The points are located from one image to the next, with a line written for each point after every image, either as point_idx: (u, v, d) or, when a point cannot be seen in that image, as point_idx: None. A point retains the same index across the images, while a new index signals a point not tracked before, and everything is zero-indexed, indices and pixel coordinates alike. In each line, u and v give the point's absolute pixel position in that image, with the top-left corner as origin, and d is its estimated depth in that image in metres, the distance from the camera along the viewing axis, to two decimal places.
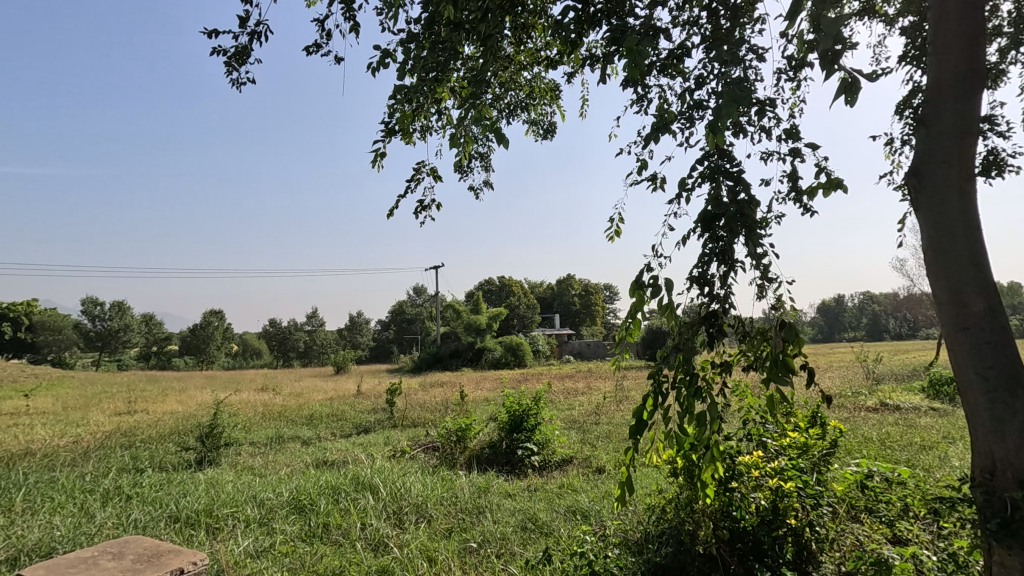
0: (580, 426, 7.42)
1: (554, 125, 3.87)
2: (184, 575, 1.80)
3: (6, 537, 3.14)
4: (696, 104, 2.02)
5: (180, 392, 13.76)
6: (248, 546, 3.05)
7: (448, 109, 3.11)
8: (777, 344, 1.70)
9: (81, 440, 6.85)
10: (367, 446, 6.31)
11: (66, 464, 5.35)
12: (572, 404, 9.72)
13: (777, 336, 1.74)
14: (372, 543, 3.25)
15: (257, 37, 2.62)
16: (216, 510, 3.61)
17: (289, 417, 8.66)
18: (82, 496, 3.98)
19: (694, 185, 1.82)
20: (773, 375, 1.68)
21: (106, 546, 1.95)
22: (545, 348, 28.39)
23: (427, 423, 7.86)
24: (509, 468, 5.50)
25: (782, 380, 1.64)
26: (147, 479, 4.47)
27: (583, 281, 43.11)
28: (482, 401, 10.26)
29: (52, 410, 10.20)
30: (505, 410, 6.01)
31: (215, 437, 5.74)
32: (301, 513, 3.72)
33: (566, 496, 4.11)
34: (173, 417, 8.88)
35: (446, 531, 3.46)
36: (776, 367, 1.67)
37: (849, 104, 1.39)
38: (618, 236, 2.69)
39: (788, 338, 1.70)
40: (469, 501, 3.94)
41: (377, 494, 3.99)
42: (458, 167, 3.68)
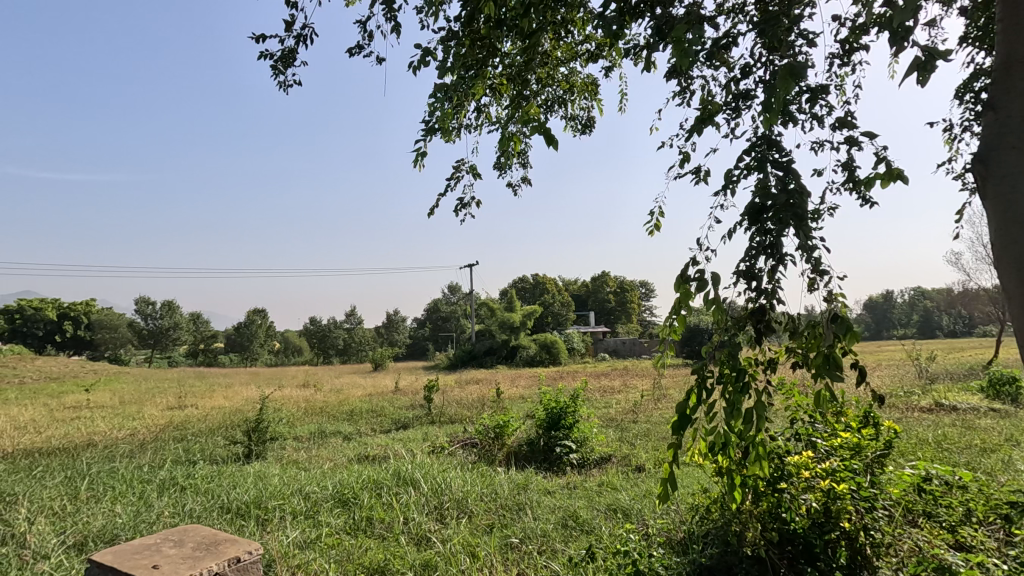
0: (618, 424, 7.36)
1: (592, 121, 3.84)
2: (240, 563, 1.87)
3: (73, 523, 3.32)
4: (742, 95, 1.98)
5: (227, 388, 14.29)
6: (296, 537, 3.14)
7: (488, 105, 3.14)
8: (827, 337, 1.61)
9: (138, 433, 7.19)
10: (406, 442, 6.41)
11: (124, 455, 5.62)
12: (610, 402, 9.66)
13: (827, 330, 1.63)
14: (415, 537, 3.30)
15: (302, 40, 2.70)
16: (264, 503, 3.72)
17: (331, 412, 8.88)
18: (140, 486, 4.18)
19: (740, 176, 1.76)
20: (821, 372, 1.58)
21: (168, 533, 2.03)
22: (580, 346, 28.27)
23: (464, 420, 7.92)
24: (547, 466, 5.49)
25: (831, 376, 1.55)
26: (200, 471, 4.65)
27: (618, 279, 42.69)
28: (519, 398, 10.28)
29: (110, 404, 10.72)
30: (543, 408, 5.99)
31: (260, 431, 5.94)
32: (345, 507, 3.80)
33: (607, 494, 4.07)
34: (221, 411, 9.22)
35: (487, 527, 3.48)
36: (824, 363, 1.58)
37: (923, 82, 1.30)
38: (658, 230, 2.64)
39: (838, 331, 1.59)
40: (509, 497, 3.95)
41: (418, 489, 4.04)
42: (495, 165, 3.71)
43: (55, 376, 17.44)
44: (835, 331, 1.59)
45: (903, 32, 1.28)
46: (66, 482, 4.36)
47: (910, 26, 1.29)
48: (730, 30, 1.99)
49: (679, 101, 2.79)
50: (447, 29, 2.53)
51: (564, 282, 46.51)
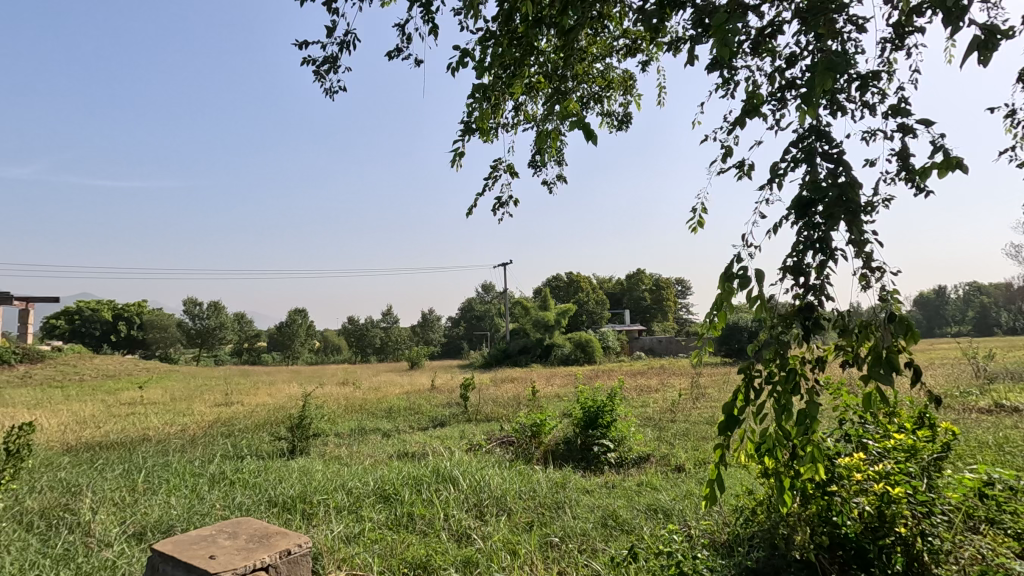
0: (656, 424, 7.25)
1: (629, 116, 3.79)
2: (291, 555, 1.92)
3: (133, 514, 3.49)
4: (788, 84, 1.91)
5: (270, 385, 14.75)
6: (340, 531, 3.20)
7: (525, 104, 3.14)
8: (882, 338, 1.50)
9: (188, 428, 7.49)
10: (444, 439, 6.47)
11: (177, 450, 5.87)
12: (647, 401, 9.52)
13: (882, 331, 1.52)
14: (455, 534, 3.33)
15: (345, 47, 2.78)
16: (309, 497, 3.81)
17: (370, 410, 9.05)
18: (192, 480, 4.35)
19: (788, 169, 1.71)
20: (877, 373, 1.46)
21: (222, 525, 2.11)
22: (615, 344, 28.03)
23: (500, 418, 7.96)
24: (585, 465, 5.46)
25: (886, 379, 1.45)
26: (247, 466, 4.82)
27: (654, 276, 42.13)
28: (555, 396, 10.27)
29: (162, 400, 11.20)
30: (579, 406, 5.96)
31: (304, 427, 6.10)
32: (386, 502, 3.87)
33: (646, 494, 4.02)
34: (265, 409, 9.51)
35: (527, 525, 3.49)
36: (879, 365, 1.48)
37: (981, 63, 1.21)
38: (701, 227, 2.59)
39: (900, 332, 1.44)
40: (547, 496, 3.95)
41: (457, 486, 4.08)
42: (531, 163, 3.72)
43: (111, 374, 18.31)
44: (893, 332, 1.49)
45: (959, 11, 1.21)
46: (124, 475, 4.58)
47: (969, 5, 1.22)
48: (775, 18, 1.93)
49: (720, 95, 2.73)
50: (485, 29, 2.54)
51: (599, 279, 46.12)
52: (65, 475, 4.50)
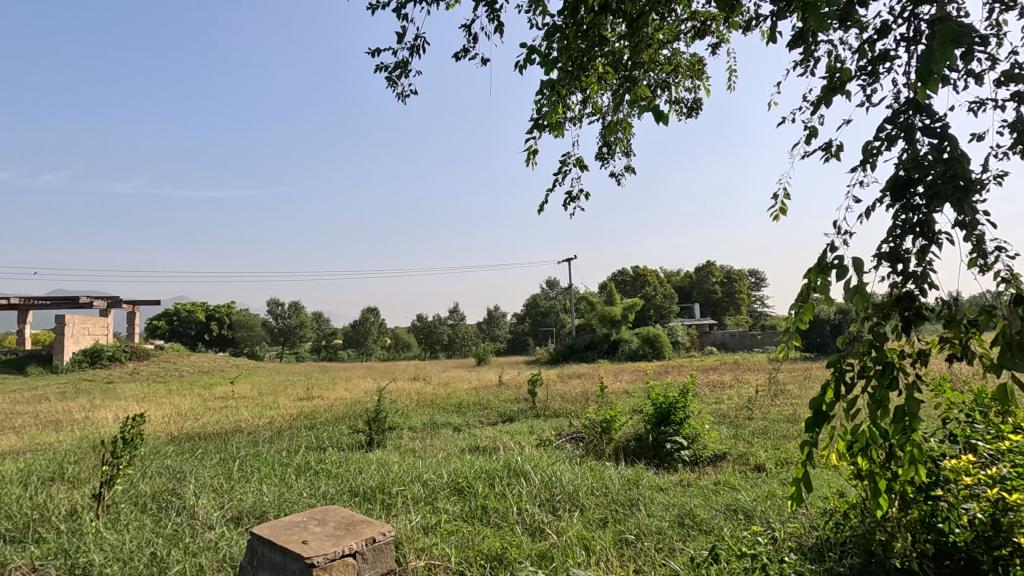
0: (732, 421, 6.96)
1: (699, 102, 3.66)
2: (376, 543, 2.01)
3: (230, 499, 3.77)
4: (879, 57, 1.77)
5: (347, 381, 15.49)
6: (417, 522, 3.31)
7: (593, 96, 3.12)
8: (1011, 324, 1.33)
9: (276, 421, 7.99)
10: (514, 434, 6.53)
11: (266, 441, 6.27)
12: (721, 398, 9.16)
13: (1009, 316, 1.35)
14: (529, 528, 3.35)
15: (415, 51, 2.87)
16: (387, 488, 3.96)
17: (441, 404, 9.29)
18: (281, 469, 4.64)
19: (881, 148, 1.58)
20: (1006, 361, 1.29)
21: (312, 512, 2.22)
22: (685, 339, 27.20)
23: (569, 414, 7.93)
24: (658, 462, 5.34)
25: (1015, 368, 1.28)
26: (329, 457, 5.07)
27: (725, 268, 40.47)
28: (624, 392, 10.11)
29: (251, 395, 11.99)
30: (651, 402, 5.83)
31: (380, 420, 6.34)
32: (460, 495, 3.96)
33: (725, 494, 3.87)
34: (344, 403, 9.98)
35: (601, 522, 3.46)
36: (1008, 352, 1.30)
37: None
38: (783, 214, 2.46)
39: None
40: (620, 493, 3.89)
41: (529, 481, 4.10)
42: (599, 156, 3.68)
43: (206, 370, 19.85)
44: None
45: None
46: (221, 463, 4.94)
47: None
48: None
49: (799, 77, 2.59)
50: (552, 22, 2.55)
51: (666, 273, 44.88)
52: (171, 462, 4.92)
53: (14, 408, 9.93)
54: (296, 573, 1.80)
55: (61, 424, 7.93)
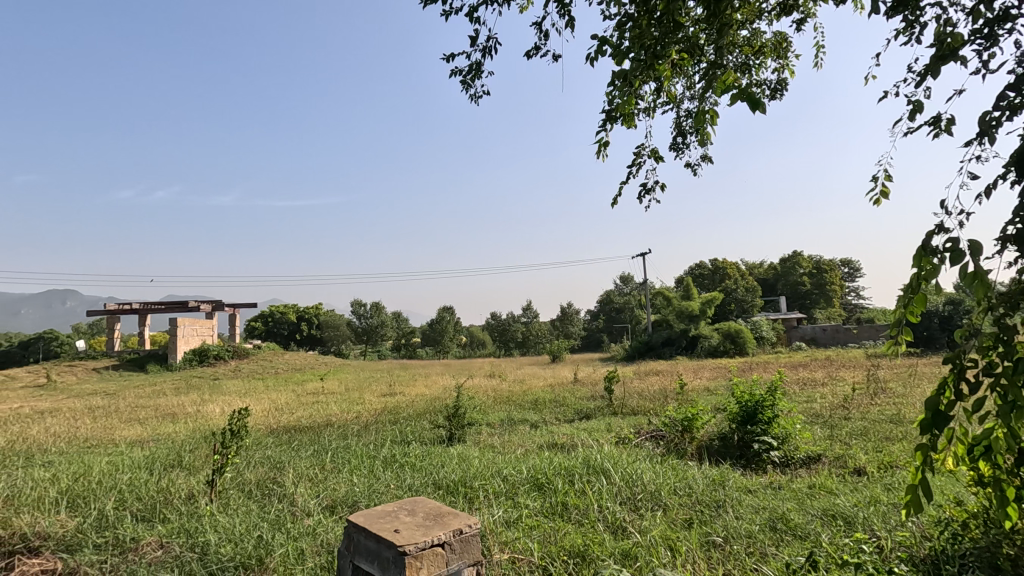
0: (826, 422, 6.52)
1: (784, 83, 3.46)
2: (463, 534, 2.06)
3: (325, 488, 4.02)
4: (998, 18, 1.59)
5: (426, 377, 16.05)
6: (500, 515, 3.37)
7: (669, 83, 3.04)
8: None
9: (362, 415, 8.41)
10: (591, 432, 6.48)
11: (354, 434, 6.63)
12: (813, 396, 8.60)
13: None
14: (611, 526, 3.31)
15: (487, 53, 2.94)
16: (469, 482, 4.06)
17: (517, 401, 9.39)
18: (369, 461, 4.88)
19: (1001, 120, 1.43)
20: None
21: (401, 501, 2.31)
22: (771, 334, 25.79)
23: (647, 411, 7.76)
24: (744, 463, 5.10)
25: None
26: (413, 451, 5.27)
27: (814, 258, 37.89)
28: (705, 390, 9.74)
29: (339, 391, 12.71)
30: (735, 401, 5.58)
31: (459, 416, 6.50)
32: (540, 491, 3.99)
33: (821, 498, 3.63)
34: (424, 399, 10.34)
35: (685, 522, 3.36)
36: None
37: None
38: (886, 196, 2.28)
39: None
40: (705, 494, 3.76)
41: (610, 479, 4.06)
42: (674, 146, 3.59)
43: (298, 368, 21.26)
44: None
45: None
46: (315, 454, 5.27)
47: None
48: None
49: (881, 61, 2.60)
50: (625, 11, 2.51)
51: (748, 264, 42.72)
52: (271, 453, 5.31)
53: (140, 401, 11.11)
54: (390, 560, 1.89)
55: (177, 416, 8.79)
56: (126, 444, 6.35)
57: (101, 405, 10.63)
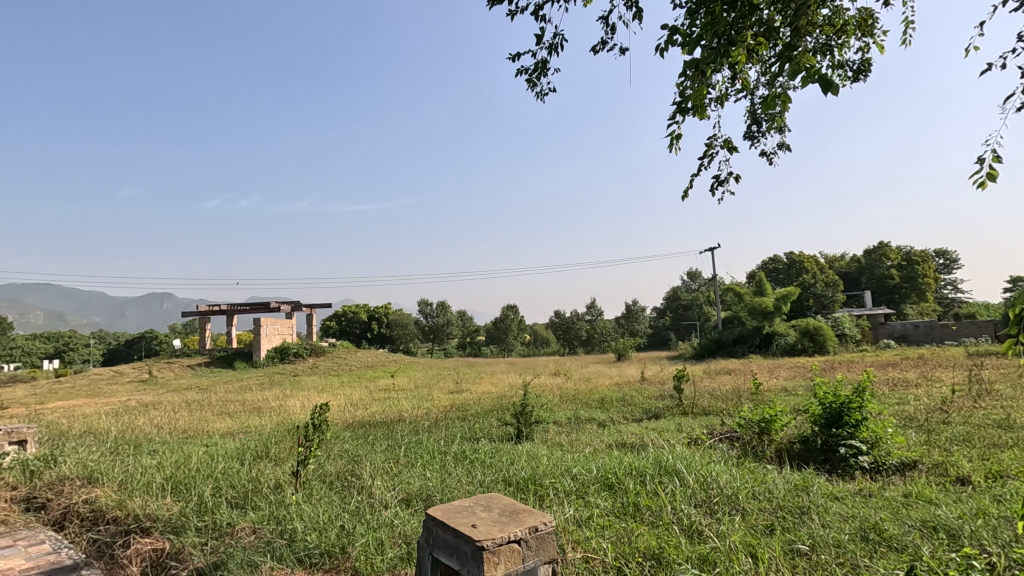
0: (921, 426, 6.03)
1: (870, 62, 3.22)
2: (539, 532, 2.07)
3: (400, 482, 4.16)
4: None
5: (492, 375, 16.29)
6: (571, 514, 3.36)
7: (743, 69, 2.92)
8: None
9: (432, 411, 8.64)
10: (661, 431, 6.33)
11: (425, 430, 6.82)
12: (905, 398, 8.00)
13: None
14: (687, 529, 3.22)
15: (552, 50, 2.93)
16: (539, 479, 4.07)
17: (583, 399, 9.34)
18: (440, 457, 5.00)
19: None
20: None
21: (477, 497, 2.35)
22: (854, 331, 24.20)
23: (721, 412, 7.49)
24: (829, 468, 4.81)
25: None
26: (482, 447, 5.35)
27: (903, 249, 35.09)
28: (783, 391, 9.27)
29: (409, 388, 13.13)
30: (817, 402, 5.27)
31: (527, 414, 6.54)
32: (611, 491, 3.94)
33: (919, 509, 3.37)
34: (491, 396, 10.49)
35: (766, 529, 3.21)
36: None
37: None
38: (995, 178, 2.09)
39: None
40: (787, 499, 3.58)
41: (683, 481, 3.94)
42: (748, 135, 3.44)
43: (370, 365, 22.15)
44: None
45: None
46: (389, 449, 5.46)
47: None
48: None
49: (979, 33, 2.92)
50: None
51: (827, 257, 40.22)
52: (349, 447, 5.55)
53: (230, 396, 11.96)
54: (469, 554, 1.92)
55: (263, 410, 9.38)
56: (219, 436, 6.86)
57: (197, 399, 11.53)
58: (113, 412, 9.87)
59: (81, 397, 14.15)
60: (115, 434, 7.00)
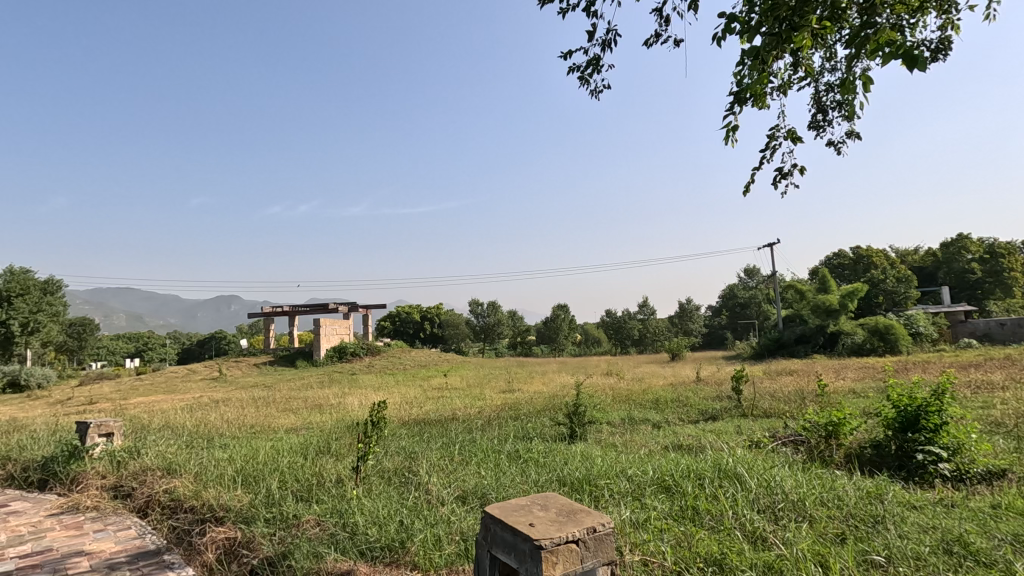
0: (1010, 433, 5.56)
1: (951, 39, 3.00)
2: (597, 532, 2.05)
3: (455, 479, 4.22)
4: None
5: (545, 375, 16.28)
6: (628, 516, 3.31)
7: (807, 55, 2.80)
8: None
9: (486, 410, 8.72)
10: (719, 433, 6.15)
11: (479, 429, 6.89)
12: (991, 402, 7.39)
13: None
14: (750, 536, 3.10)
15: (606, 46, 2.91)
16: (594, 480, 4.04)
17: (637, 400, 9.19)
18: (494, 455, 5.04)
19: None
20: None
21: (534, 496, 2.35)
22: (930, 330, 22.63)
23: (783, 414, 7.19)
24: (904, 476, 4.53)
25: None
26: (536, 447, 5.36)
27: (987, 241, 32.43)
28: (851, 393, 8.78)
29: (462, 387, 13.30)
30: (890, 404, 4.97)
31: (580, 414, 6.49)
32: (668, 493, 3.85)
33: (1010, 521, 3.11)
34: (543, 396, 10.48)
35: (837, 537, 3.05)
36: None
37: None
38: None
39: None
40: (859, 507, 3.39)
41: (745, 485, 3.81)
42: (814, 124, 3.28)
43: (423, 364, 22.57)
44: None
45: None
46: (444, 447, 5.55)
47: None
48: None
49: None
50: None
51: (899, 251, 37.76)
52: (406, 444, 5.69)
53: (293, 393, 12.50)
54: (527, 553, 1.92)
55: (324, 407, 9.74)
56: (284, 431, 7.18)
57: (263, 396, 12.11)
58: (189, 407, 10.51)
59: (160, 394, 15.17)
60: (190, 428, 7.46)
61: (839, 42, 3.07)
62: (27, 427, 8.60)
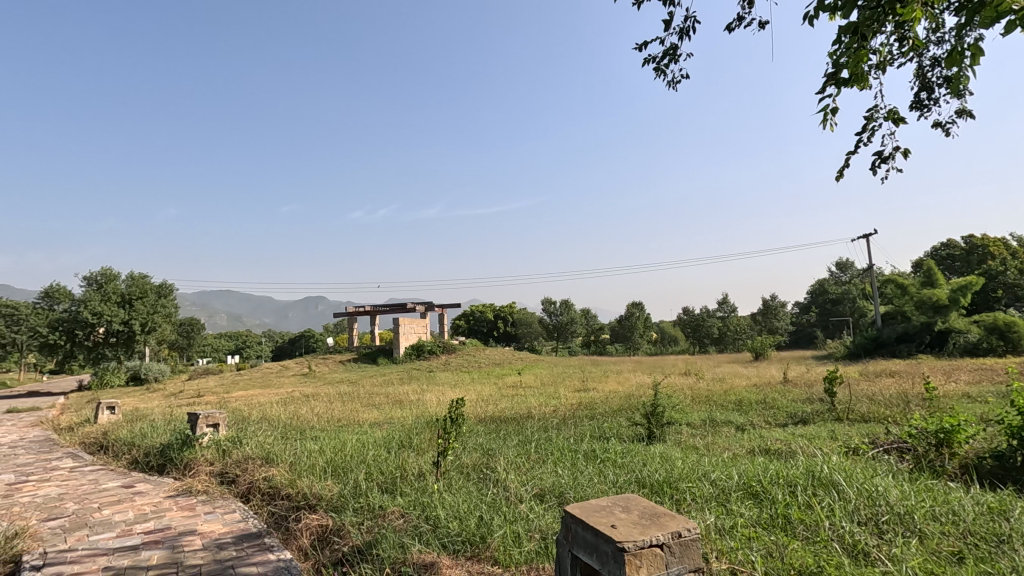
0: None
1: None
2: (682, 537, 1.99)
3: (532, 477, 4.24)
4: None
5: (620, 374, 15.99)
6: (713, 521, 3.18)
7: (909, 26, 2.56)
8: None
9: (561, 409, 8.69)
10: (810, 438, 5.77)
11: (554, 427, 6.89)
12: None
13: None
14: (850, 549, 2.89)
15: (683, 34, 2.82)
16: (675, 483, 3.91)
17: (719, 401, 8.81)
18: (570, 454, 5.02)
19: None
20: None
21: (615, 497, 2.31)
22: None
23: (884, 419, 6.64)
24: None
25: None
26: (614, 447, 5.27)
27: None
28: (965, 397, 7.94)
29: (537, 385, 13.34)
30: (1014, 410, 4.45)
31: (658, 415, 6.31)
32: (756, 500, 3.66)
33: None
34: (619, 395, 10.30)
35: (953, 556, 2.77)
36: None
37: None
38: None
39: None
40: (979, 524, 3.06)
41: (842, 495, 3.54)
42: (916, 103, 3.00)
43: (499, 362, 22.87)
44: None
45: None
46: (520, 445, 5.59)
47: None
48: None
49: None
50: None
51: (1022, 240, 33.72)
52: (483, 441, 5.78)
53: (376, 389, 13.06)
54: (610, 555, 1.89)
55: (405, 403, 10.08)
56: (367, 425, 7.52)
57: (348, 392, 12.76)
58: (283, 402, 11.28)
59: (258, 388, 16.38)
60: (285, 421, 7.99)
61: (947, 10, 2.79)
62: (148, 416, 9.57)
